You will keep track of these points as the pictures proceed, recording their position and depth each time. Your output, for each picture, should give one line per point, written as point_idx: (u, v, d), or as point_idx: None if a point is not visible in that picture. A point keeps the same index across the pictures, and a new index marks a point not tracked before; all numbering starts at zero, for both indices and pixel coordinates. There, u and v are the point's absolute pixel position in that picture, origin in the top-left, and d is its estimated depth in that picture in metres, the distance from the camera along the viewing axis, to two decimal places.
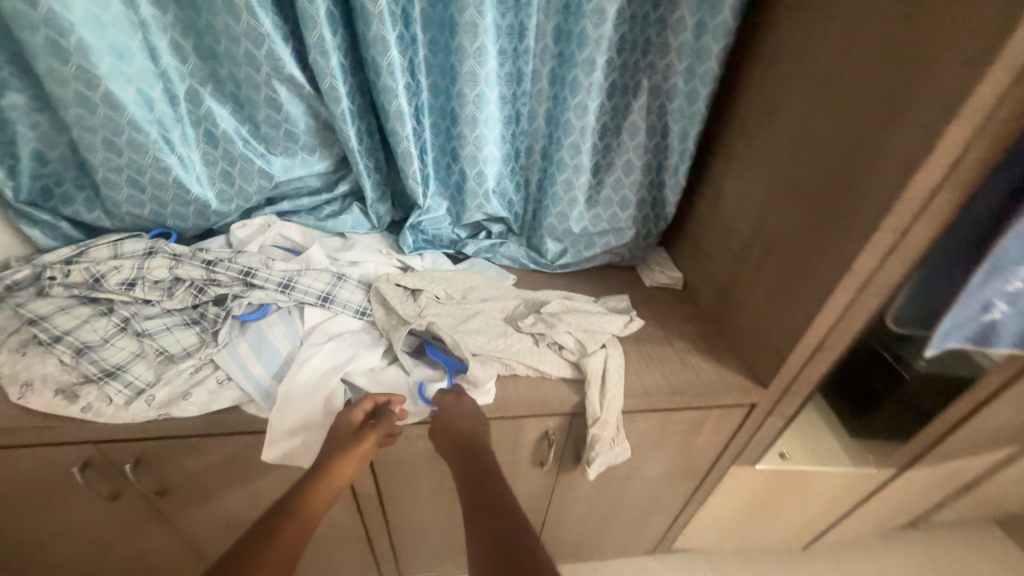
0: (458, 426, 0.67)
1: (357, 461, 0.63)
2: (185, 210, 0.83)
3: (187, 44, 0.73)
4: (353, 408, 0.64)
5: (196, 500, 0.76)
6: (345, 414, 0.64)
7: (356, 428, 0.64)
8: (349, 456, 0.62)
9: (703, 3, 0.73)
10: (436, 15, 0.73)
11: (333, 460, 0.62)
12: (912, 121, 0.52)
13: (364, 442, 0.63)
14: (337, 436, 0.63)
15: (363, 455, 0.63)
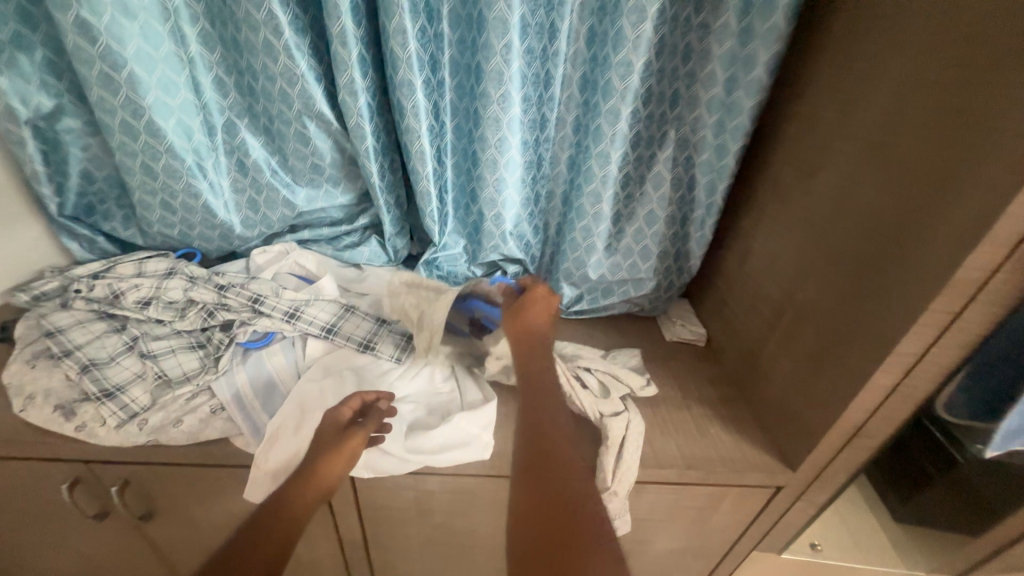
0: (529, 324, 0.64)
1: (345, 460, 0.58)
2: (211, 233, 0.86)
3: (229, 81, 0.77)
4: (338, 406, 0.61)
5: (179, 528, 0.74)
6: (333, 411, 0.61)
7: (347, 424, 0.60)
8: (334, 455, 0.58)
9: (736, 59, 0.71)
10: (464, 62, 0.75)
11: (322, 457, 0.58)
12: (970, 194, 0.47)
13: (351, 439, 0.59)
14: (324, 432, 0.59)
15: (350, 455, 0.59)
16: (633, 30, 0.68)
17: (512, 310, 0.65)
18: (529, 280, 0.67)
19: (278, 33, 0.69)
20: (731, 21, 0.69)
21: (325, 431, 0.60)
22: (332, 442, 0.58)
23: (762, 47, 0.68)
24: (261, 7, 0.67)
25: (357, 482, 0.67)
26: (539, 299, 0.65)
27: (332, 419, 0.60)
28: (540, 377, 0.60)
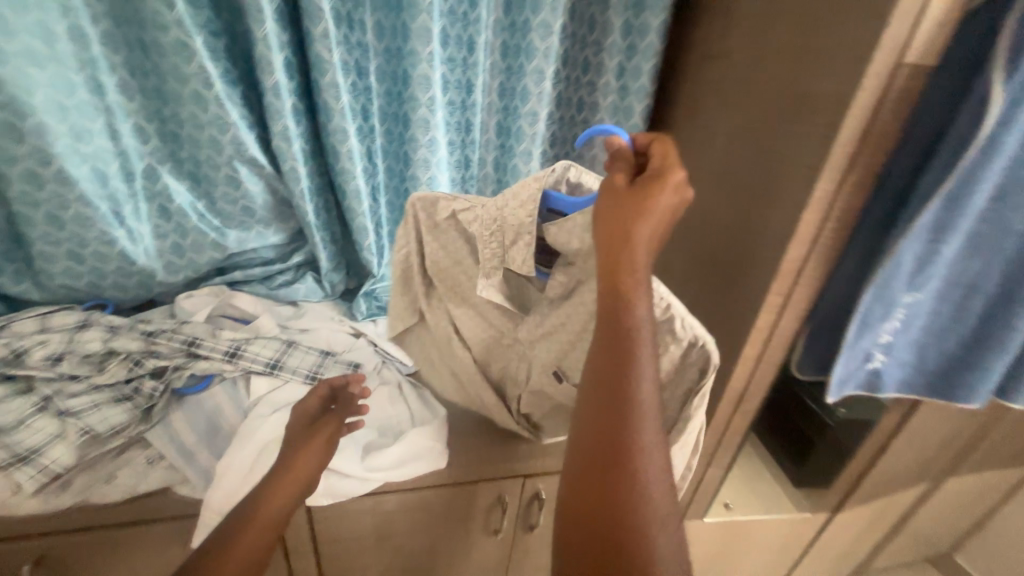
0: (632, 231, 0.44)
1: (318, 452, 0.60)
2: (128, 280, 0.83)
3: (150, 128, 0.76)
4: (307, 397, 0.65)
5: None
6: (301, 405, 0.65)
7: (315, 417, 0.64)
8: (307, 446, 0.60)
9: (618, 110, 0.88)
10: (392, 111, 0.83)
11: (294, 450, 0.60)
12: (781, 207, 0.64)
13: (322, 428, 0.62)
14: (297, 426, 0.63)
15: (323, 444, 0.61)
16: (535, 87, 0.82)
17: (623, 200, 0.45)
18: (656, 164, 0.46)
19: (208, 84, 0.72)
20: (612, 80, 0.86)
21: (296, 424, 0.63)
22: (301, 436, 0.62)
23: (637, 100, 0.86)
24: (190, 60, 0.70)
25: (313, 513, 0.68)
26: (669, 191, 0.44)
27: (302, 411, 0.64)
28: (632, 336, 0.43)
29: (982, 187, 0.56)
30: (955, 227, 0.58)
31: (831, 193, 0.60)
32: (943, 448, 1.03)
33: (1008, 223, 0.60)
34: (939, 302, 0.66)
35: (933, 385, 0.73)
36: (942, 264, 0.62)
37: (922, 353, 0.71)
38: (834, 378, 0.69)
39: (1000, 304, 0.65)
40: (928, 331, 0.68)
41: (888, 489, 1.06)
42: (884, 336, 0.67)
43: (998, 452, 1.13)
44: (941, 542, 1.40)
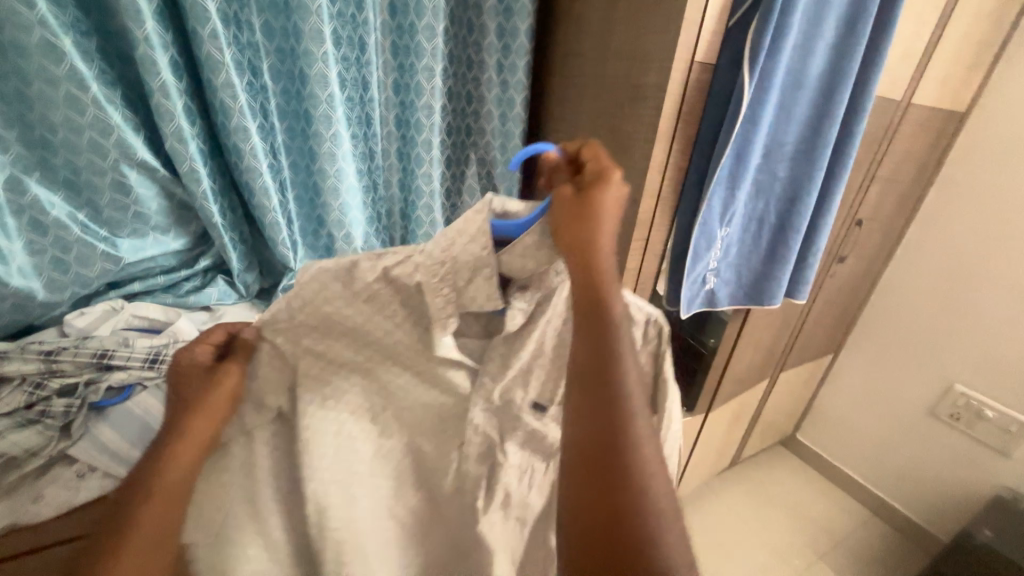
0: (587, 233, 0.45)
1: (215, 410, 0.49)
2: (0, 305, 0.75)
3: (10, 135, 0.70)
4: (191, 346, 0.51)
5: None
6: (188, 357, 0.50)
7: (208, 367, 0.50)
8: (199, 407, 0.49)
9: (503, 102, 1.02)
10: (291, 108, 0.86)
11: (185, 408, 0.49)
12: (633, 173, 0.84)
13: (222, 383, 0.50)
14: (184, 378, 0.49)
15: (221, 402, 0.50)
16: (427, 83, 0.92)
17: (574, 206, 0.46)
18: (597, 168, 0.49)
19: (83, 86, 0.69)
20: (494, 76, 0.99)
21: (190, 385, 0.49)
22: (200, 397, 0.49)
23: (517, 92, 1.00)
24: (60, 62, 0.67)
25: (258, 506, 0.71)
26: (612, 194, 0.47)
27: (190, 363, 0.50)
28: (607, 349, 0.46)
29: (754, 149, 0.82)
30: (742, 178, 0.84)
31: (662, 159, 0.81)
32: (770, 348, 1.38)
33: (773, 173, 0.88)
34: (742, 233, 0.93)
35: (749, 295, 1.01)
36: (738, 206, 0.88)
37: (738, 273, 0.98)
38: (684, 299, 0.92)
39: (778, 231, 0.94)
40: (739, 256, 0.96)
41: (741, 386, 1.39)
42: (713, 263, 0.93)
43: (806, 346, 1.54)
44: (785, 426, 1.83)
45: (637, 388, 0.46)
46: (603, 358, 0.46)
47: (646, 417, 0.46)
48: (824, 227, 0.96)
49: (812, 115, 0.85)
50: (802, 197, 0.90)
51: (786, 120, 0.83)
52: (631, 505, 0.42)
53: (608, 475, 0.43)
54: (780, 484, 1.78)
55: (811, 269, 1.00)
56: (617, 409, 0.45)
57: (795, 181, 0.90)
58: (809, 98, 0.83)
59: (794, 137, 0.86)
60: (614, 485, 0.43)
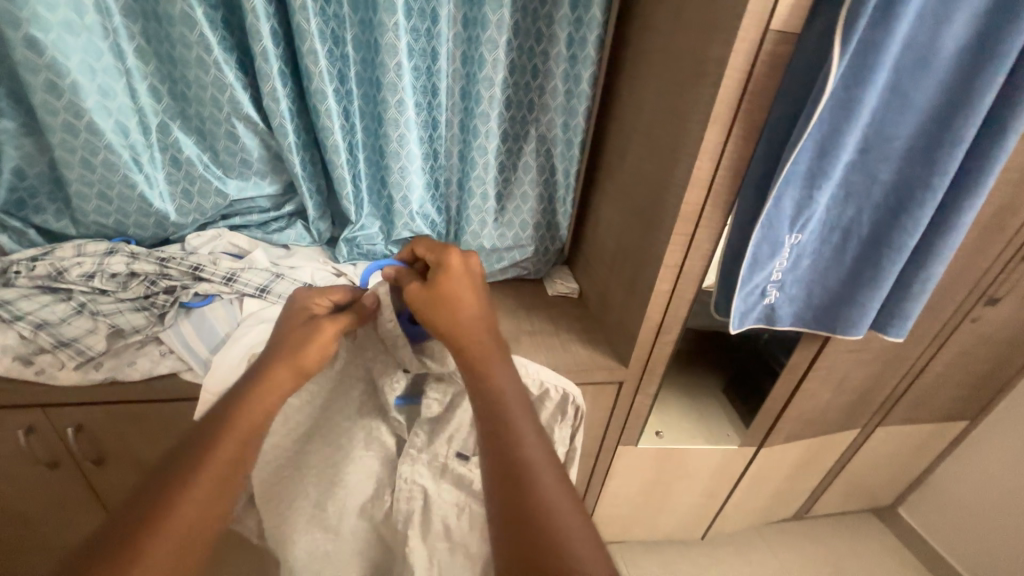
0: (445, 318, 0.58)
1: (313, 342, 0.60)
2: (146, 220, 0.98)
3: (163, 89, 0.91)
4: (313, 296, 0.66)
5: (129, 467, 0.89)
6: (305, 305, 0.66)
7: (313, 316, 0.64)
8: (306, 339, 0.60)
9: (569, 78, 0.99)
10: (367, 76, 0.96)
11: (290, 340, 0.61)
12: (685, 158, 0.75)
13: (324, 326, 0.62)
14: (296, 320, 0.64)
15: (321, 339, 0.61)
16: (490, 55, 0.94)
17: (430, 300, 0.59)
18: (438, 263, 0.61)
19: (209, 50, 0.85)
20: (563, 50, 0.96)
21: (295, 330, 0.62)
22: (302, 342, 0.60)
23: (584, 68, 0.96)
24: (193, 29, 0.83)
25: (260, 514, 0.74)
26: (452, 277, 0.60)
27: (305, 307, 0.65)
28: (497, 398, 0.54)
29: (848, 141, 0.66)
30: (827, 176, 0.68)
31: (719, 144, 0.71)
32: (862, 392, 1.14)
33: (874, 173, 0.71)
34: (820, 244, 0.77)
35: (822, 321, 0.85)
36: (817, 210, 0.72)
37: (811, 292, 0.82)
38: (733, 311, 0.80)
39: (871, 248, 0.76)
40: (813, 271, 0.80)
41: (815, 429, 1.18)
42: (776, 275, 0.78)
43: (924, 402, 1.24)
44: (883, 493, 1.51)
45: (528, 424, 0.53)
46: (490, 412, 0.54)
47: (541, 448, 0.52)
48: (943, 252, 0.76)
49: (942, 104, 0.66)
50: (912, 208, 0.72)
51: (901, 107, 0.66)
52: (541, 533, 0.45)
53: (518, 517, 0.47)
54: (860, 558, 1.48)
55: (914, 302, 0.81)
56: (512, 453, 0.51)
57: (904, 187, 0.71)
58: (939, 80, 0.65)
59: (911, 130, 0.68)
60: (520, 521, 0.47)
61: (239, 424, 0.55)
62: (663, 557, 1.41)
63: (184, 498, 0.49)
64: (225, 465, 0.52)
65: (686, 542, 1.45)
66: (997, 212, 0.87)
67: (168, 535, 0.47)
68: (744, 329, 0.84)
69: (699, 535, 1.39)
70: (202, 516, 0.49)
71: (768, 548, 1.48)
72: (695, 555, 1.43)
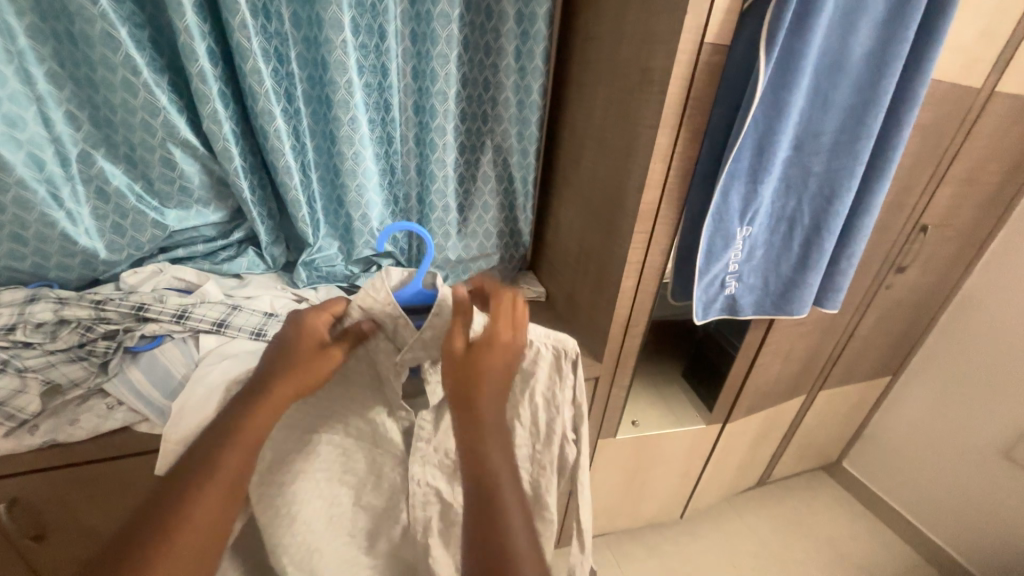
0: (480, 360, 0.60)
1: (308, 374, 0.59)
2: (71, 260, 0.88)
3: (82, 115, 0.83)
4: (319, 312, 0.62)
5: (78, 539, 0.79)
6: (313, 329, 0.60)
7: (325, 342, 0.61)
8: (299, 370, 0.59)
9: (520, 89, 1.02)
10: (315, 94, 0.93)
11: (287, 364, 0.59)
12: (640, 161, 0.80)
13: (327, 357, 0.61)
14: (303, 344, 0.60)
15: (313, 372, 0.60)
16: (442, 69, 0.94)
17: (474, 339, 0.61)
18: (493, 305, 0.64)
19: (137, 72, 0.79)
20: (512, 62, 0.99)
21: (304, 349, 0.60)
22: (310, 365, 0.59)
23: (534, 79, 1.00)
24: (117, 51, 0.77)
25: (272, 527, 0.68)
26: (495, 354, 0.61)
27: (314, 329, 0.61)
28: (483, 440, 0.58)
29: (782, 139, 0.74)
30: (767, 172, 0.76)
31: (669, 147, 0.76)
32: (806, 361, 1.26)
33: (807, 167, 0.79)
34: (768, 234, 0.85)
35: (772, 303, 0.93)
36: (761, 202, 0.79)
37: (761, 278, 0.90)
38: (695, 301, 0.85)
39: (810, 233, 0.85)
40: (763, 259, 0.88)
41: (770, 400, 1.29)
42: (733, 266, 0.85)
43: (855, 364, 1.39)
44: (830, 449, 1.67)
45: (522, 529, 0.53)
46: (477, 448, 0.58)
47: (528, 532, 0.53)
48: (862, 231, 0.87)
49: (853, 103, 0.76)
50: (838, 195, 0.81)
51: (822, 107, 0.75)
52: None
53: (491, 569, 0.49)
54: (817, 511, 1.63)
55: (843, 276, 0.92)
56: (494, 513, 0.53)
57: (829, 177, 0.81)
58: (847, 83, 0.74)
59: (833, 126, 0.77)
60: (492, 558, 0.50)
61: (249, 433, 0.55)
62: (646, 541, 1.47)
63: (185, 521, 0.49)
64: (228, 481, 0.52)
65: (666, 523, 1.52)
66: (897, 193, 1.01)
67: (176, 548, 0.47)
68: (710, 319, 0.90)
69: (677, 514, 1.46)
70: (207, 537, 0.49)
71: (740, 516, 1.58)
72: (675, 533, 1.50)
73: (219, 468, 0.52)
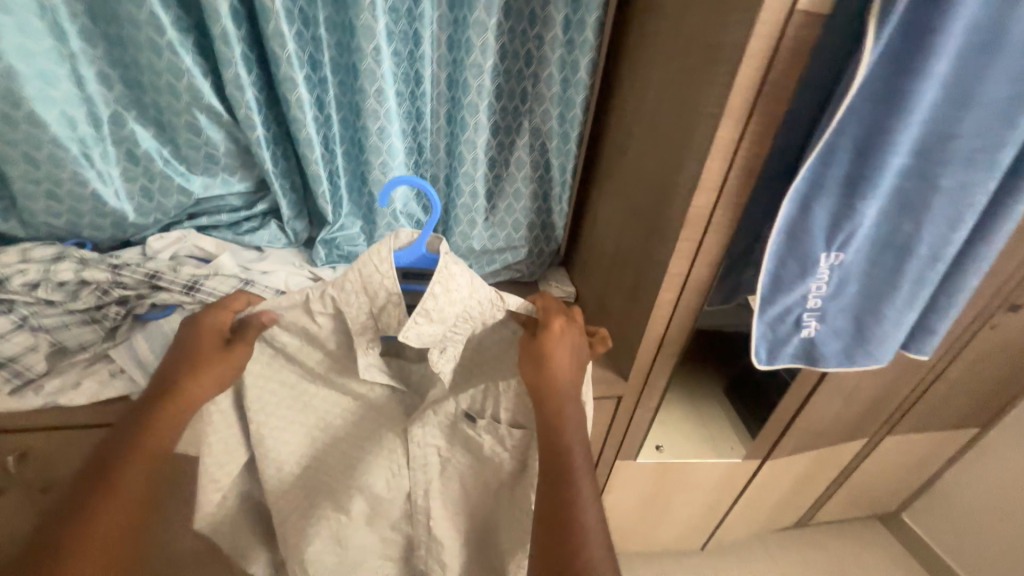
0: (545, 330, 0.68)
1: (194, 371, 0.61)
2: (103, 221, 0.90)
3: (114, 75, 0.82)
4: (220, 310, 0.65)
5: None
6: (210, 326, 0.64)
7: (222, 340, 0.64)
8: (194, 366, 0.61)
9: (565, 64, 0.90)
10: (343, 62, 0.87)
11: (186, 357, 0.62)
12: (693, 156, 0.67)
13: (222, 358, 0.63)
14: (203, 339, 0.63)
15: (203, 368, 0.61)
16: (479, 38, 0.84)
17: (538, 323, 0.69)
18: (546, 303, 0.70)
19: (161, 31, 0.76)
20: (559, 34, 0.88)
21: (203, 347, 0.62)
22: (208, 359, 0.62)
23: (582, 54, 0.88)
24: (142, 7, 0.74)
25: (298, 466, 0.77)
26: (555, 336, 0.67)
27: (210, 326, 0.64)
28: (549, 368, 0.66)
29: (899, 141, 0.56)
30: (871, 183, 0.58)
31: (733, 141, 0.63)
32: (874, 402, 1.08)
33: (932, 181, 0.60)
34: (867, 265, 0.66)
35: (866, 355, 0.72)
36: (861, 223, 0.61)
37: (856, 322, 0.70)
38: (755, 342, 0.67)
39: (924, 266, 0.66)
40: (855, 298, 0.68)
41: (824, 440, 1.12)
42: (814, 300, 0.66)
43: (935, 411, 1.19)
44: (887, 499, 1.47)
45: (584, 469, 0.61)
46: (544, 375, 0.66)
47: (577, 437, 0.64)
48: (977, 262, 0.69)
49: (1005, 97, 0.57)
50: (962, 218, 0.63)
51: (963, 97, 0.56)
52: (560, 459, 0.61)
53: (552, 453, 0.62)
54: (862, 565, 1.45)
55: (941, 315, 0.75)
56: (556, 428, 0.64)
57: (957, 195, 0.62)
58: (1007, 69, 0.55)
59: (976, 126, 0.58)
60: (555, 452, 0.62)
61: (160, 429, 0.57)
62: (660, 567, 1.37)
63: (94, 505, 0.50)
64: (139, 471, 0.54)
65: (685, 551, 1.41)
66: None
67: (90, 531, 0.48)
68: (778, 366, 0.70)
69: (698, 545, 1.35)
70: (117, 528, 0.50)
71: (768, 555, 1.44)
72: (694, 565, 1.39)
73: (128, 461, 0.54)
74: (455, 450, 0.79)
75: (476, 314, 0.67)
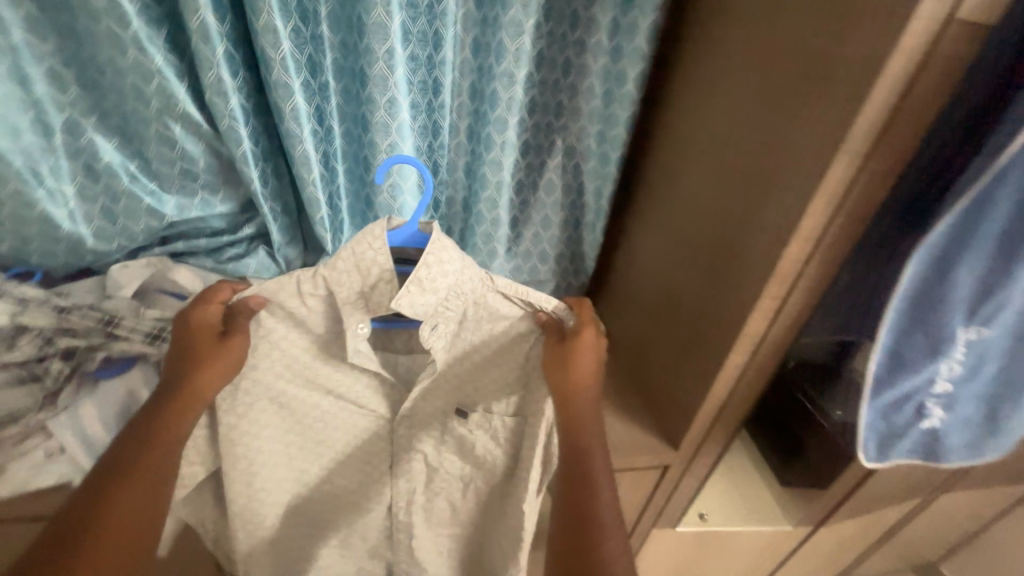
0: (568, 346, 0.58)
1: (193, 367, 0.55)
2: (55, 247, 0.76)
3: (67, 74, 0.67)
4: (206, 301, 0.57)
5: None
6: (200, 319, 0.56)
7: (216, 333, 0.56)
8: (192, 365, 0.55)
9: (609, 75, 0.77)
10: (348, 66, 0.72)
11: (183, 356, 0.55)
12: (784, 197, 0.54)
13: (220, 351, 0.56)
14: (195, 333, 0.56)
15: (200, 362, 0.55)
16: (512, 42, 0.71)
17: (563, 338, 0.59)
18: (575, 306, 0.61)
19: (124, 22, 0.62)
20: (603, 40, 0.74)
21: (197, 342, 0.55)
22: (205, 355, 0.55)
23: (631, 64, 0.74)
24: None
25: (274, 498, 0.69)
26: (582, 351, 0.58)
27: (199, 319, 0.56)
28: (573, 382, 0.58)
29: None
30: None
31: (844, 183, 0.50)
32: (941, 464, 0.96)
33: None
34: (1016, 338, 0.52)
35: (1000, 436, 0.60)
36: (1016, 293, 0.48)
37: (993, 402, 0.57)
38: (861, 431, 0.57)
39: None
40: (997, 376, 0.55)
41: (881, 503, 1.00)
42: (943, 383, 0.54)
43: (999, 469, 1.07)
44: (928, 551, 1.36)
45: (603, 476, 0.56)
46: (567, 386, 0.58)
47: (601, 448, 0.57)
48: None
49: None
50: None
51: None
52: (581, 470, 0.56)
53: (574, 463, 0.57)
54: None
55: None
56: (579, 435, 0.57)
57: None
58: None
59: None
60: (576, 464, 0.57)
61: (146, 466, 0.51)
62: None
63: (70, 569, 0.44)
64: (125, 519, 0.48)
65: None
66: None
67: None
68: (890, 460, 0.60)
69: None
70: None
71: None
72: None
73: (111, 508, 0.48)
74: (443, 457, 0.72)
75: (468, 292, 0.59)
